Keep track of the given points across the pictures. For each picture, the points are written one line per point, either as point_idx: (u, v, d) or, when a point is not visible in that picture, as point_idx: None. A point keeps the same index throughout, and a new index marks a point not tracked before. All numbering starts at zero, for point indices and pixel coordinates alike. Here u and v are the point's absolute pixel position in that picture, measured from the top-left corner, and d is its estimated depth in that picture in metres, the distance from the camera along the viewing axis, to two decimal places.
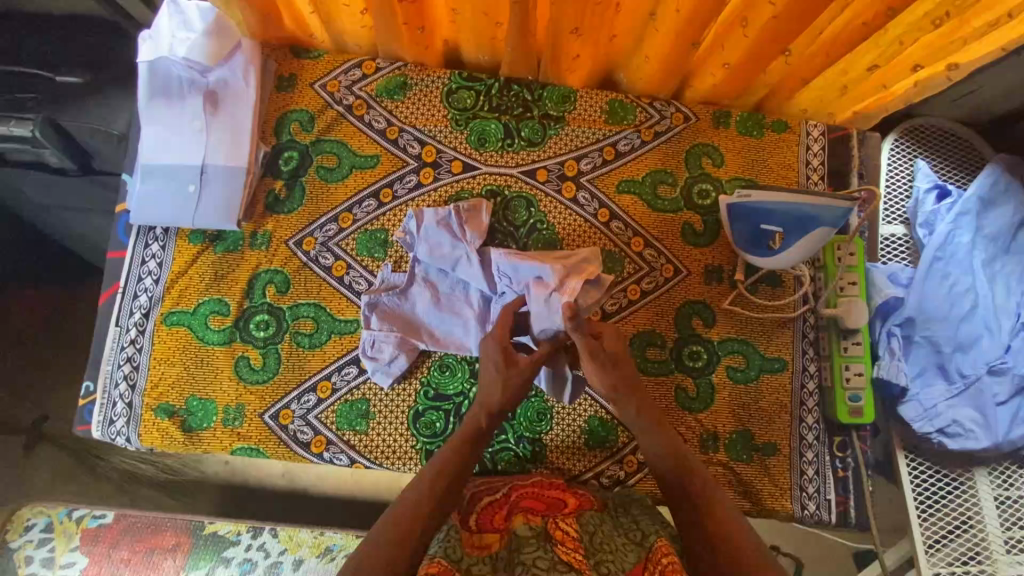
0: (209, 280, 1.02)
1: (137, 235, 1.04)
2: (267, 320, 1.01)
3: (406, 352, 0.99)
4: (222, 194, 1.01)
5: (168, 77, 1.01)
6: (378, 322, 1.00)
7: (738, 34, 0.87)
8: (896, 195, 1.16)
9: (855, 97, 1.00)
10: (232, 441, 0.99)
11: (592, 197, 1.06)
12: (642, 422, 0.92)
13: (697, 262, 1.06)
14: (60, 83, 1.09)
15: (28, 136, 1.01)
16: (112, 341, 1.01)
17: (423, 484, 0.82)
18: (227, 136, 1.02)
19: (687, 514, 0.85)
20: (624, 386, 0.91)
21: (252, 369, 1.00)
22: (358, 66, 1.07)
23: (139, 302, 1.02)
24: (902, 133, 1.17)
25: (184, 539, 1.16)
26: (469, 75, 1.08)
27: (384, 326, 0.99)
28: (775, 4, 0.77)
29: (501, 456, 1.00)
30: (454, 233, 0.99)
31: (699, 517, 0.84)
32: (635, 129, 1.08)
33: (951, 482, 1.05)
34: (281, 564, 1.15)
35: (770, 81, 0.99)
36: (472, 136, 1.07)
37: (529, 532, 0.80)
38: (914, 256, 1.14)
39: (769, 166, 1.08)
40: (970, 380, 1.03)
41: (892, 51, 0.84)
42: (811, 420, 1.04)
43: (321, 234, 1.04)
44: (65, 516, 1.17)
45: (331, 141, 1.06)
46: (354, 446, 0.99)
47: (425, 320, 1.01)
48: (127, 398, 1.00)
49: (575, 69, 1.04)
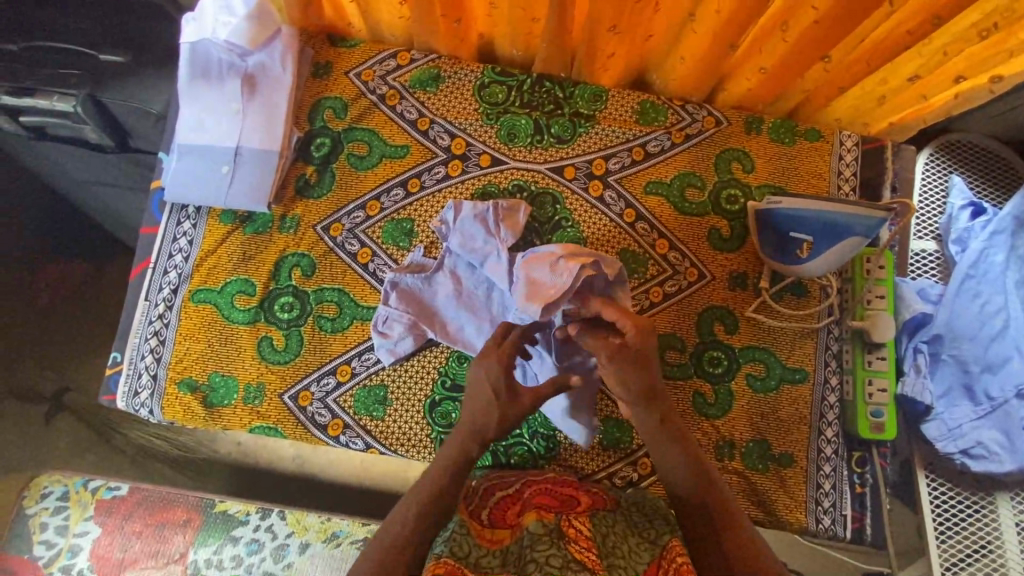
0: (237, 260, 1.04)
1: (169, 213, 1.06)
2: (292, 302, 1.03)
3: (415, 335, 1.00)
4: (254, 176, 1.03)
5: (208, 59, 1.02)
6: (396, 300, 1.01)
7: (776, 38, 0.86)
8: (929, 209, 1.14)
9: (894, 107, 0.98)
10: (250, 419, 1.00)
11: (619, 197, 1.06)
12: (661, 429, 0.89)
13: (722, 267, 1.05)
14: (104, 61, 1.11)
15: (69, 111, 1.06)
16: (141, 315, 1.03)
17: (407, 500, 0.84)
18: (262, 120, 1.04)
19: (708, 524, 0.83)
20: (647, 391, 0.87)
21: (275, 350, 1.01)
22: (393, 57, 1.09)
23: (169, 278, 1.04)
24: (938, 148, 1.15)
25: (194, 516, 1.18)
26: (502, 70, 1.08)
27: (400, 306, 1.00)
28: (818, 8, 0.76)
29: (517, 450, 1.00)
30: (488, 229, 1.00)
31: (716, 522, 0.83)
32: (666, 130, 1.07)
33: (971, 505, 1.03)
34: (287, 547, 1.16)
35: (806, 88, 0.98)
36: (502, 131, 1.07)
37: (541, 529, 0.76)
38: (945, 273, 1.12)
39: (800, 174, 1.07)
40: (997, 402, 1.01)
41: (935, 61, 0.83)
42: (830, 433, 1.02)
43: (348, 221, 1.05)
44: (81, 486, 1.19)
45: (363, 129, 1.07)
46: (370, 431, 1.00)
47: (441, 310, 1.01)
48: (152, 371, 1.02)
49: (609, 68, 1.04)
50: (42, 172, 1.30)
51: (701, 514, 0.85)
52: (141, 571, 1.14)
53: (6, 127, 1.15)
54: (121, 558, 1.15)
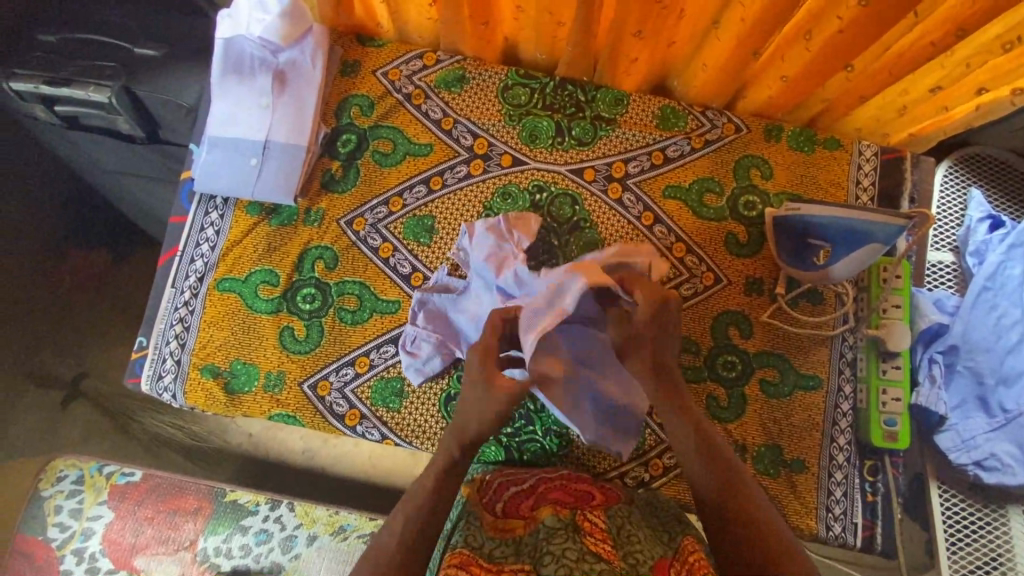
0: (262, 251, 1.06)
1: (198, 203, 1.09)
2: (314, 293, 1.05)
3: (442, 354, 1.01)
4: (280, 170, 1.06)
5: (241, 55, 1.05)
6: (424, 319, 1.01)
7: (800, 47, 0.87)
8: (946, 221, 1.14)
9: (914, 118, 0.99)
10: (270, 407, 1.02)
11: (637, 200, 1.07)
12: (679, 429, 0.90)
13: (738, 272, 1.06)
14: (137, 55, 1.14)
15: (105, 102, 1.08)
16: (167, 301, 1.06)
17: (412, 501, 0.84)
18: (291, 115, 1.06)
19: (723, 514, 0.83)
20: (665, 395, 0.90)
21: (296, 339, 1.04)
22: (419, 57, 1.11)
23: (195, 267, 1.06)
24: (957, 160, 1.15)
25: (206, 504, 1.20)
26: (526, 73, 1.10)
27: (428, 325, 1.01)
28: (842, 18, 0.78)
29: (531, 446, 1.01)
30: (502, 236, 1.00)
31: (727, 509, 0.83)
32: (686, 136, 1.09)
33: (983, 518, 1.03)
34: (296, 538, 1.18)
35: (828, 97, 0.99)
36: (524, 132, 1.09)
37: (557, 523, 0.78)
38: (962, 285, 1.12)
39: (818, 182, 1.08)
40: (1012, 415, 1.00)
41: (956, 73, 0.84)
42: (842, 441, 1.02)
43: (372, 216, 1.07)
44: (95, 471, 1.22)
45: (388, 127, 1.09)
46: (386, 422, 1.02)
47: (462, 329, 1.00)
48: (176, 356, 1.04)
49: (632, 72, 1.06)
50: (71, 161, 1.34)
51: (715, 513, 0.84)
52: (151, 557, 1.16)
53: (40, 116, 1.19)
54: (132, 543, 1.17)
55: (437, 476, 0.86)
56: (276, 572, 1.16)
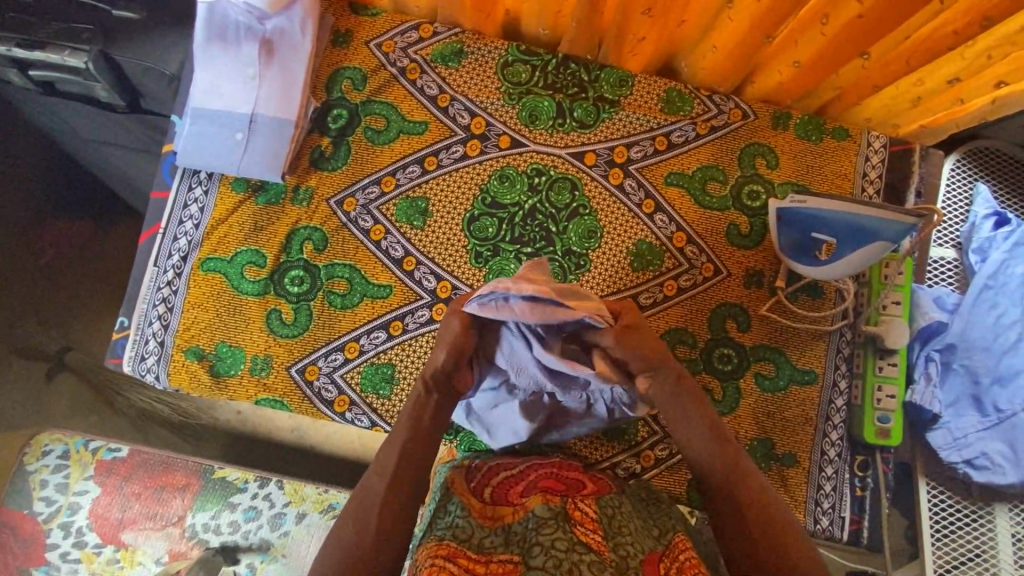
0: (248, 230, 1.02)
1: (181, 177, 1.04)
2: (302, 276, 1.02)
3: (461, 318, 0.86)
4: (268, 145, 1.01)
5: (225, 21, 0.98)
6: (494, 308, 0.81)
7: (814, 32, 0.82)
8: (951, 216, 1.12)
9: (926, 110, 0.95)
10: (257, 390, 1.00)
11: (639, 186, 1.04)
12: (688, 423, 0.86)
13: (738, 264, 1.04)
14: (115, 17, 1.06)
15: (81, 67, 1.01)
16: (149, 280, 1.02)
17: (377, 474, 0.83)
18: (278, 88, 1.01)
19: (731, 528, 0.80)
20: (681, 387, 0.86)
21: (283, 323, 1.01)
22: (416, 28, 1.06)
23: (179, 245, 1.03)
24: (964, 154, 1.12)
25: (193, 481, 1.18)
26: (527, 49, 1.05)
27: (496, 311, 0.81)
28: (863, 3, 0.72)
29: (473, 426, 0.97)
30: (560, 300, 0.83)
31: (736, 512, 0.80)
32: (691, 121, 1.05)
33: (969, 514, 1.03)
34: (284, 515, 1.16)
35: (839, 85, 0.95)
36: (523, 112, 1.04)
37: (547, 513, 0.76)
38: (962, 282, 1.10)
39: (824, 173, 1.05)
40: (1005, 415, 1.01)
41: (977, 65, 0.80)
42: (834, 436, 1.02)
43: (363, 196, 1.03)
44: (81, 446, 1.19)
45: (382, 102, 1.04)
46: (376, 409, 1.00)
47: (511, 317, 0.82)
48: (159, 337, 1.01)
49: (637, 52, 1.01)
50: (50, 130, 1.27)
51: (725, 511, 0.82)
52: (139, 532, 1.16)
53: (14, 80, 1.13)
54: (119, 518, 1.16)
55: (421, 468, 0.84)
56: (264, 549, 1.15)
